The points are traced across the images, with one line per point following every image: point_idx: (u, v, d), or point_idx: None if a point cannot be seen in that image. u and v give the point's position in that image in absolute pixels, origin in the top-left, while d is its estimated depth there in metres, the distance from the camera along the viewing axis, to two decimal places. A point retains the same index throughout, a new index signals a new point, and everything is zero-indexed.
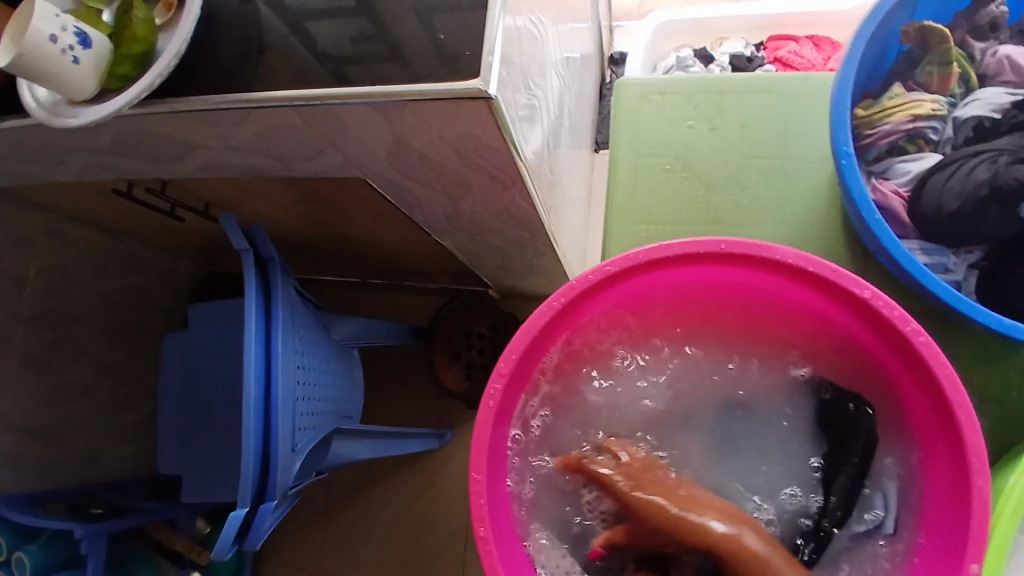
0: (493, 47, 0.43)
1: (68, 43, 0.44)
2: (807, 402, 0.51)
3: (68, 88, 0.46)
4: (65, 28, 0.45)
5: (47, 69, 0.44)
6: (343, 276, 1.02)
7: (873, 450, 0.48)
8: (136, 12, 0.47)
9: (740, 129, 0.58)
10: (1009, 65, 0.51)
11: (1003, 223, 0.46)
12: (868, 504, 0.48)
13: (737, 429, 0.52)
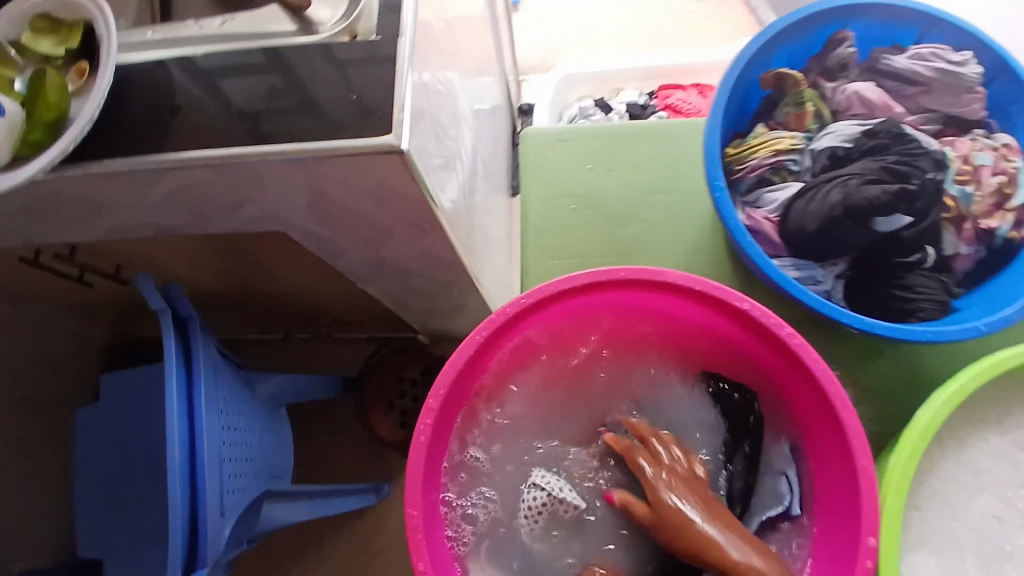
0: (403, 104, 0.47)
1: None
2: (697, 403, 0.57)
3: None
4: None
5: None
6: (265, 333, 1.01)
7: (763, 437, 0.54)
8: (48, 80, 0.48)
9: (634, 169, 0.64)
10: (858, 100, 0.58)
11: (860, 236, 0.53)
12: (777, 486, 0.52)
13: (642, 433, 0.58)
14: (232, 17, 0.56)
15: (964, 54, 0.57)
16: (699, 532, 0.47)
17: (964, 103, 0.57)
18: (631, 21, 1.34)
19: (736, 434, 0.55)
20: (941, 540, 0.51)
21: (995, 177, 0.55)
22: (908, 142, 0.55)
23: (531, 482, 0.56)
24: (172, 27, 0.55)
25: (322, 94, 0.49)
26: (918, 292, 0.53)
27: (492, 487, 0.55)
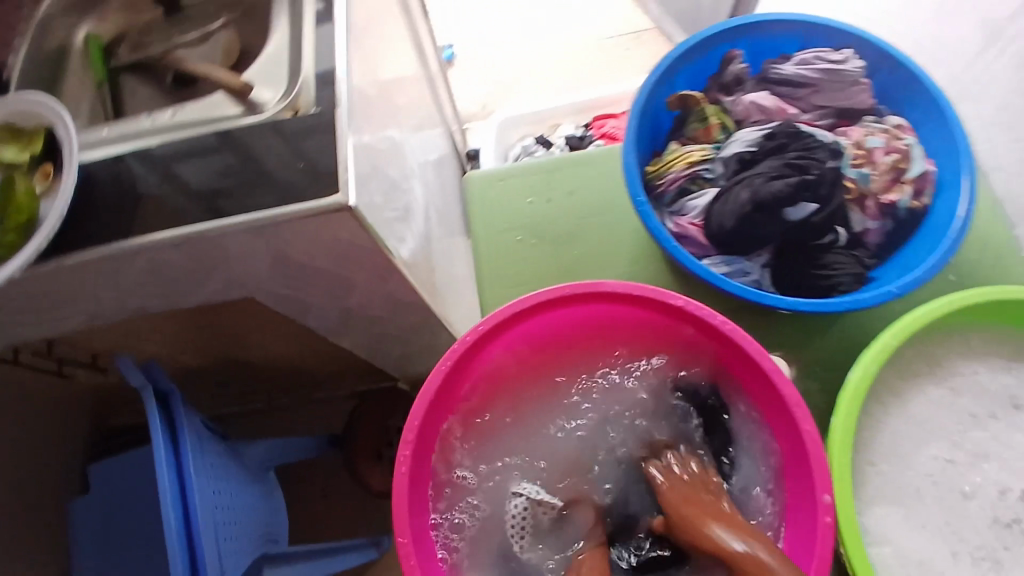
0: (347, 166, 0.52)
1: None
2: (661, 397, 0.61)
3: None
4: None
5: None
6: (246, 406, 1.02)
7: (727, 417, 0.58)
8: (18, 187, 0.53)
9: (570, 196, 0.69)
10: (755, 109, 0.64)
11: (774, 227, 0.59)
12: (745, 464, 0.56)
13: (614, 430, 0.61)
14: (179, 108, 0.61)
15: (843, 53, 0.63)
16: (697, 529, 0.49)
17: (852, 96, 0.63)
18: (560, 60, 1.43)
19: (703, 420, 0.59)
20: (905, 493, 0.54)
21: (888, 155, 0.61)
22: (804, 138, 0.61)
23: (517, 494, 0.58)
24: (125, 123, 0.60)
25: (274, 167, 0.53)
26: (835, 268, 0.59)
27: (476, 498, 0.57)
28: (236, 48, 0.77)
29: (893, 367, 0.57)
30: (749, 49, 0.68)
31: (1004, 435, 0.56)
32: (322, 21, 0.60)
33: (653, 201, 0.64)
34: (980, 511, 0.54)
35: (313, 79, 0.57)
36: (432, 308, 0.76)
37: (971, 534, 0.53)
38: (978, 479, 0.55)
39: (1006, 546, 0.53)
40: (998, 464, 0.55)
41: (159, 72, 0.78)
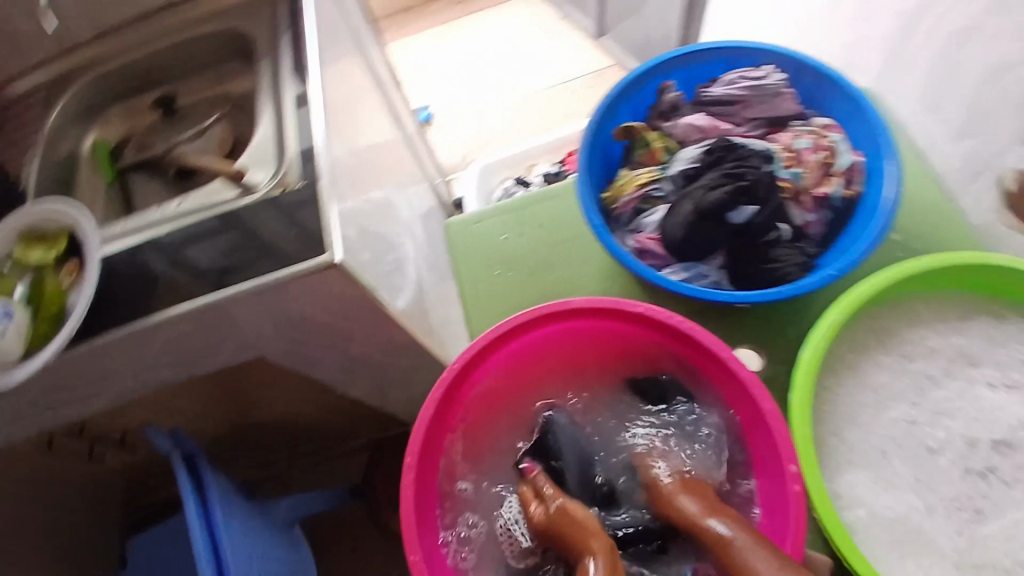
0: (332, 227, 0.59)
1: None
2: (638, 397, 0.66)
3: None
4: None
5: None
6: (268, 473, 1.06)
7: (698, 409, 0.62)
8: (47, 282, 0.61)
9: (541, 228, 0.76)
10: (693, 129, 0.72)
11: (721, 232, 0.65)
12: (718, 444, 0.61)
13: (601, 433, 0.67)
14: (184, 198, 0.69)
15: (765, 69, 0.70)
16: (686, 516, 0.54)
17: (778, 105, 0.70)
18: (532, 112, 1.53)
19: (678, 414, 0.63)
20: (872, 456, 0.58)
21: (815, 154, 0.67)
22: (738, 149, 0.68)
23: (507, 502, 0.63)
24: (137, 217, 0.68)
25: (271, 235, 0.61)
26: (782, 261, 0.64)
27: (474, 513, 0.63)
28: (230, 137, 0.86)
29: (847, 342, 0.62)
30: (683, 78, 0.75)
31: (962, 390, 0.61)
32: (300, 105, 0.68)
33: (613, 223, 0.71)
34: (949, 464, 0.58)
35: (297, 157, 0.64)
36: (428, 346, 0.83)
37: (943, 487, 0.57)
38: (943, 433, 0.59)
39: (984, 494, 0.57)
40: (961, 418, 0.60)
41: (162, 166, 0.87)
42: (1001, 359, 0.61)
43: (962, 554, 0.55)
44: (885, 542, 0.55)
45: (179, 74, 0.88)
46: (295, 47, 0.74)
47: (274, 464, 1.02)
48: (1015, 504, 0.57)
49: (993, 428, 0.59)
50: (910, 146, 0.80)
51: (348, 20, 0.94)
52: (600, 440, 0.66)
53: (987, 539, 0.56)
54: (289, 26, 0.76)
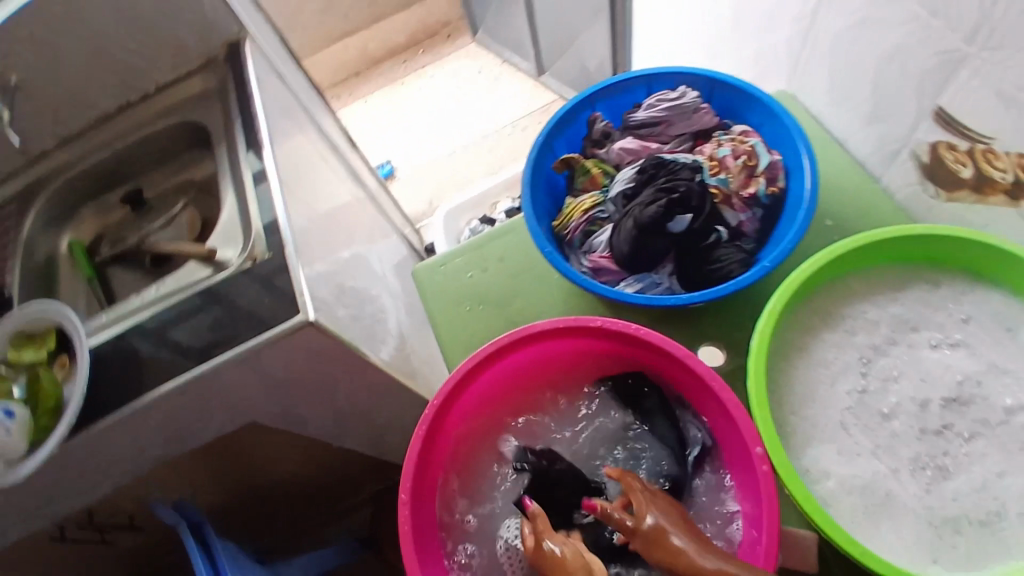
0: (302, 288, 0.64)
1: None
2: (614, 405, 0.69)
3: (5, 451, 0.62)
4: None
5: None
6: (279, 543, 1.04)
7: (672, 408, 0.65)
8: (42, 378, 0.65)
9: (502, 262, 0.81)
10: (625, 152, 0.77)
11: (664, 241, 0.71)
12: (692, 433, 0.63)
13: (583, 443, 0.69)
14: (162, 283, 0.74)
15: (680, 91, 0.77)
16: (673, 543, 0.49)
17: (698, 120, 0.76)
18: (482, 151, 1.68)
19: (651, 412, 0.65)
20: (831, 430, 0.62)
21: (737, 160, 0.73)
22: (668, 164, 0.73)
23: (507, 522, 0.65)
24: (118, 306, 0.72)
25: (247, 304, 0.65)
26: (724, 260, 0.70)
27: (473, 542, 0.65)
28: (199, 220, 0.92)
29: (794, 327, 0.66)
30: (609, 108, 0.82)
31: (907, 355, 0.65)
32: (260, 181, 0.74)
33: (566, 248, 0.76)
34: (904, 427, 0.62)
35: (261, 231, 0.69)
36: (410, 388, 0.86)
37: (903, 449, 0.61)
38: (894, 399, 0.63)
39: (943, 452, 0.61)
40: (909, 382, 0.64)
41: (137, 257, 0.91)
42: (936, 322, 0.66)
43: (930, 509, 0.59)
44: (855, 509, 0.59)
45: (145, 169, 0.94)
46: (247, 128, 0.80)
47: (281, 528, 1.03)
48: (973, 456, 0.60)
49: (939, 387, 0.63)
50: (828, 137, 0.83)
51: (298, 97, 1.01)
52: (584, 449, 0.69)
53: (952, 491, 0.59)
54: (239, 113, 0.82)
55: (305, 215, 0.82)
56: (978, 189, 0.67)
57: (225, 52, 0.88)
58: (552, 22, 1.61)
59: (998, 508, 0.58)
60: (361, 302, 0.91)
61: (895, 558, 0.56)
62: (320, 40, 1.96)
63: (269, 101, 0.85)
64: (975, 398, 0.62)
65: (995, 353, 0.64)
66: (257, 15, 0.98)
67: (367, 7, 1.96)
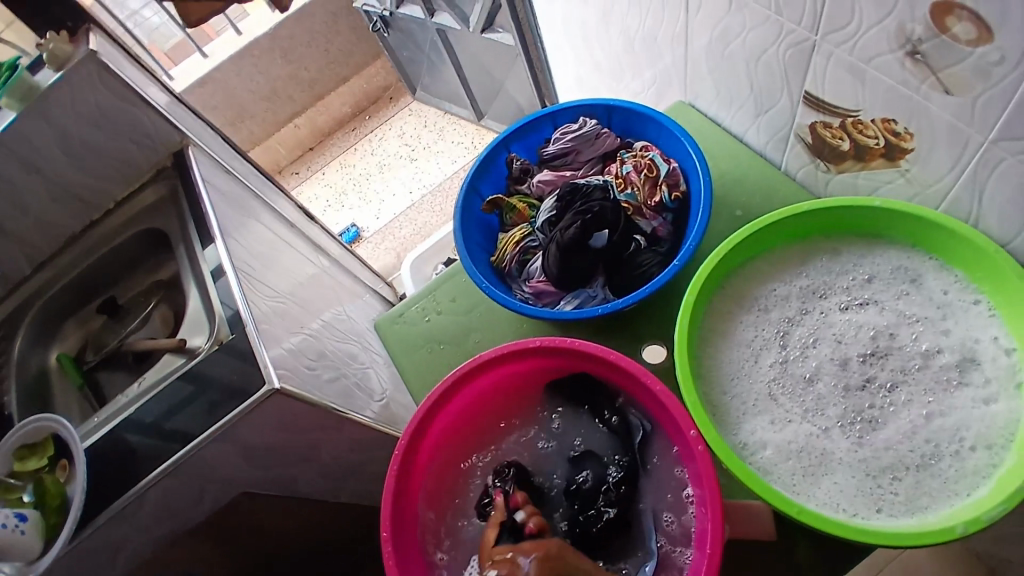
0: (265, 362, 0.74)
1: (12, 522, 0.67)
2: (566, 414, 0.73)
3: (21, 552, 0.68)
4: (6, 514, 0.67)
5: (6, 545, 0.67)
6: None
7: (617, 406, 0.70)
8: (47, 482, 0.71)
9: (453, 301, 0.87)
10: (544, 184, 0.86)
11: (588, 256, 0.77)
12: (632, 422, 0.69)
13: (541, 451, 0.73)
14: (144, 378, 0.83)
15: (581, 121, 0.87)
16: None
17: (601, 144, 0.85)
18: (434, 199, 1.84)
19: (599, 411, 0.70)
20: (762, 402, 0.67)
21: (640, 173, 0.81)
22: (581, 189, 0.81)
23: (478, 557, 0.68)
24: (109, 406, 0.80)
25: (228, 379, 0.75)
26: (644, 263, 0.76)
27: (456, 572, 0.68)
28: (171, 314, 0.99)
29: (714, 314, 0.73)
30: (523, 147, 0.91)
31: (820, 321, 0.71)
32: (218, 275, 0.82)
33: (508, 278, 0.84)
34: (828, 387, 0.67)
35: (224, 318, 0.79)
36: (381, 430, 0.94)
37: (832, 408, 0.66)
38: (815, 362, 0.68)
39: (870, 405, 0.65)
40: (826, 345, 0.69)
41: (121, 358, 0.98)
42: (844, 286, 0.71)
43: (865, 460, 0.63)
44: (794, 471, 0.63)
45: (116, 277, 1.02)
46: (199, 226, 0.89)
47: None
48: (898, 405, 0.65)
49: (854, 344, 0.68)
50: (727, 135, 0.90)
51: (247, 186, 1.10)
52: (544, 456, 0.73)
53: (884, 440, 0.63)
54: (193, 217, 0.91)
55: (264, 293, 0.89)
56: (859, 157, 0.72)
57: (172, 163, 1.00)
58: (478, 73, 1.71)
59: (932, 451, 0.62)
60: (338, 363, 0.97)
61: (838, 512, 0.60)
62: (270, 125, 2.08)
63: (217, 197, 0.96)
64: (891, 350, 0.67)
65: (902, 304, 0.69)
66: (195, 120, 1.07)
67: (309, 88, 2.09)
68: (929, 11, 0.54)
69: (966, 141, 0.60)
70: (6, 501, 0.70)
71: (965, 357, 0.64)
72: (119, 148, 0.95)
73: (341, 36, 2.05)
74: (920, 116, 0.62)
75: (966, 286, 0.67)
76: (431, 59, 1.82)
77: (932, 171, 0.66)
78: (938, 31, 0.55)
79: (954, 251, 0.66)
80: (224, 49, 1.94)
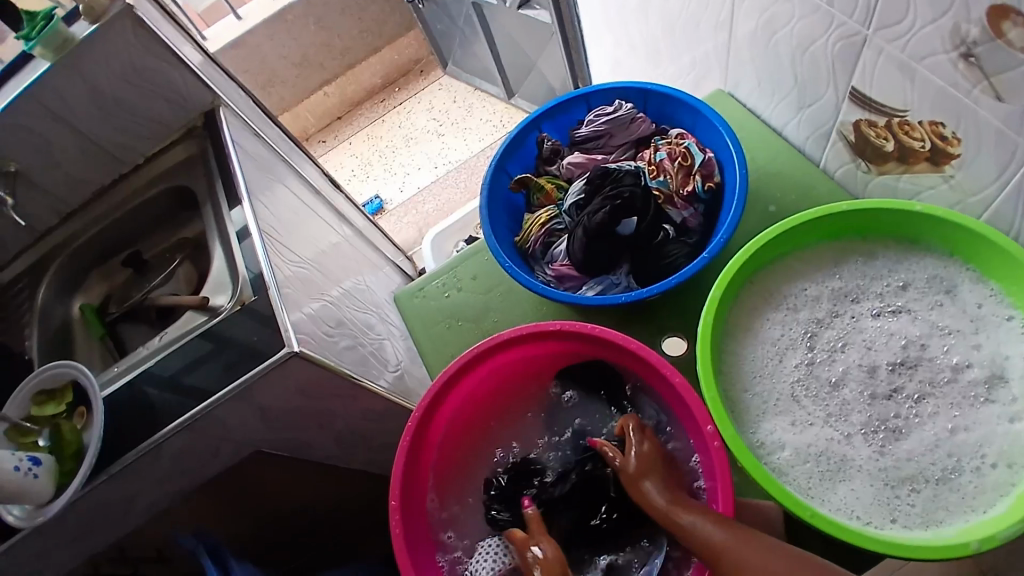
0: (286, 326, 0.74)
1: (27, 466, 0.68)
2: (580, 403, 0.73)
3: (34, 497, 0.69)
4: (21, 458, 0.68)
5: (22, 492, 0.68)
6: None
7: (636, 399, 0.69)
8: (64, 429, 0.73)
9: (474, 280, 0.86)
10: (574, 166, 0.84)
11: (615, 242, 0.76)
12: (648, 414, 0.69)
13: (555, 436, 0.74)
14: (164, 333, 0.84)
15: (616, 104, 0.85)
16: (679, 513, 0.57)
17: (635, 129, 0.84)
18: (459, 176, 1.83)
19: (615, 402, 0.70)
20: (783, 403, 0.66)
21: (673, 161, 0.79)
22: (612, 173, 0.79)
23: (485, 542, 0.68)
24: (129, 358, 0.82)
25: (247, 341, 0.76)
26: (671, 253, 0.75)
27: (464, 553, 0.69)
28: (194, 273, 1.00)
29: (740, 311, 0.71)
30: (555, 127, 0.90)
31: (848, 325, 0.69)
32: (243, 237, 0.83)
33: (531, 260, 0.83)
34: (852, 394, 0.66)
35: (248, 279, 0.79)
36: (394, 403, 0.94)
37: (854, 415, 0.65)
38: (840, 367, 0.67)
39: (894, 415, 0.64)
40: (854, 351, 0.68)
41: (143, 312, 0.98)
42: (878, 291, 0.70)
43: (885, 470, 0.62)
44: (810, 475, 0.62)
45: (141, 233, 1.03)
46: (227, 188, 0.90)
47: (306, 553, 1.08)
48: (922, 416, 0.63)
49: (882, 352, 0.67)
50: (766, 128, 0.88)
51: (275, 149, 1.10)
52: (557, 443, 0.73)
53: (905, 451, 0.62)
54: (221, 178, 0.91)
55: (288, 258, 0.89)
56: (902, 159, 0.70)
57: (202, 122, 1.00)
58: (511, 51, 1.69)
59: (953, 465, 0.60)
60: (356, 333, 0.98)
61: (852, 519, 0.60)
62: (300, 92, 2.08)
63: (246, 159, 0.96)
64: (920, 360, 0.65)
65: (935, 315, 0.67)
66: (226, 80, 1.07)
67: (340, 56, 2.08)
68: (985, 14, 0.52)
69: (1015, 151, 0.58)
70: (24, 445, 0.73)
71: (995, 373, 0.62)
72: (150, 105, 0.95)
73: (375, 6, 2.03)
74: (968, 122, 0.60)
75: (1003, 300, 0.64)
76: (465, 34, 1.80)
77: (977, 179, 0.63)
78: (994, 35, 0.52)
79: (994, 263, 0.64)
80: (258, 11, 1.92)
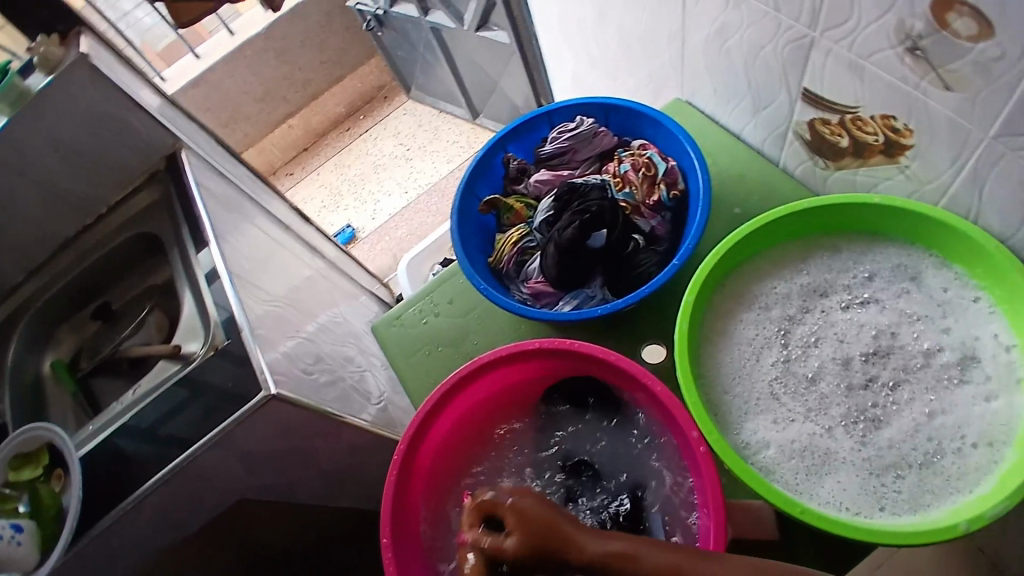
0: (262, 368, 0.74)
1: (9, 534, 0.67)
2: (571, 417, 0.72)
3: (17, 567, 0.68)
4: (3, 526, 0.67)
5: (4, 559, 0.67)
6: None
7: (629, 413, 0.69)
8: (42, 492, 0.72)
9: (450, 303, 0.86)
10: (541, 183, 0.85)
11: (586, 255, 0.76)
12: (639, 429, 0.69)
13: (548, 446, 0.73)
14: (138, 385, 0.82)
15: (578, 120, 0.86)
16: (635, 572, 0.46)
17: (598, 143, 0.85)
18: (430, 199, 1.83)
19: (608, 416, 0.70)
20: (764, 402, 0.67)
21: (638, 172, 0.80)
22: (578, 188, 0.80)
23: None
24: (102, 415, 0.80)
25: (225, 386, 0.75)
26: (642, 263, 0.76)
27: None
28: (166, 319, 0.98)
29: (714, 314, 0.72)
30: (520, 147, 0.91)
31: (820, 320, 0.70)
32: (213, 280, 0.82)
33: (506, 279, 0.83)
34: (830, 387, 0.66)
35: (219, 323, 0.79)
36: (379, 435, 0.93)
37: (834, 408, 0.65)
38: (816, 362, 0.68)
39: (873, 404, 0.65)
40: (828, 344, 0.69)
41: (115, 364, 0.97)
42: (845, 284, 0.71)
43: (868, 459, 0.62)
44: (797, 471, 0.63)
45: (112, 281, 1.02)
46: (193, 231, 0.89)
47: None
48: (900, 403, 0.64)
49: (856, 343, 0.68)
50: (726, 133, 0.89)
51: (241, 187, 1.09)
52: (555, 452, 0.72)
53: (887, 439, 0.63)
54: (187, 222, 0.90)
55: (260, 297, 0.88)
56: (859, 154, 0.72)
57: (164, 166, 0.99)
58: (473, 72, 1.71)
59: (935, 449, 0.62)
60: (335, 367, 0.97)
61: (841, 511, 0.60)
62: (264, 127, 2.07)
63: (211, 200, 0.95)
64: (893, 349, 0.66)
65: (902, 303, 0.68)
66: (186, 121, 1.06)
67: (303, 88, 2.08)
68: (928, 8, 0.54)
69: (966, 137, 0.59)
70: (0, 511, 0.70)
71: (967, 355, 0.64)
72: (112, 152, 0.94)
73: (335, 36, 2.04)
74: (920, 113, 0.62)
75: (967, 283, 0.66)
76: (426, 59, 1.81)
77: (933, 168, 0.65)
78: (938, 27, 0.54)
79: (954, 249, 0.66)
80: (216, 49, 1.92)
